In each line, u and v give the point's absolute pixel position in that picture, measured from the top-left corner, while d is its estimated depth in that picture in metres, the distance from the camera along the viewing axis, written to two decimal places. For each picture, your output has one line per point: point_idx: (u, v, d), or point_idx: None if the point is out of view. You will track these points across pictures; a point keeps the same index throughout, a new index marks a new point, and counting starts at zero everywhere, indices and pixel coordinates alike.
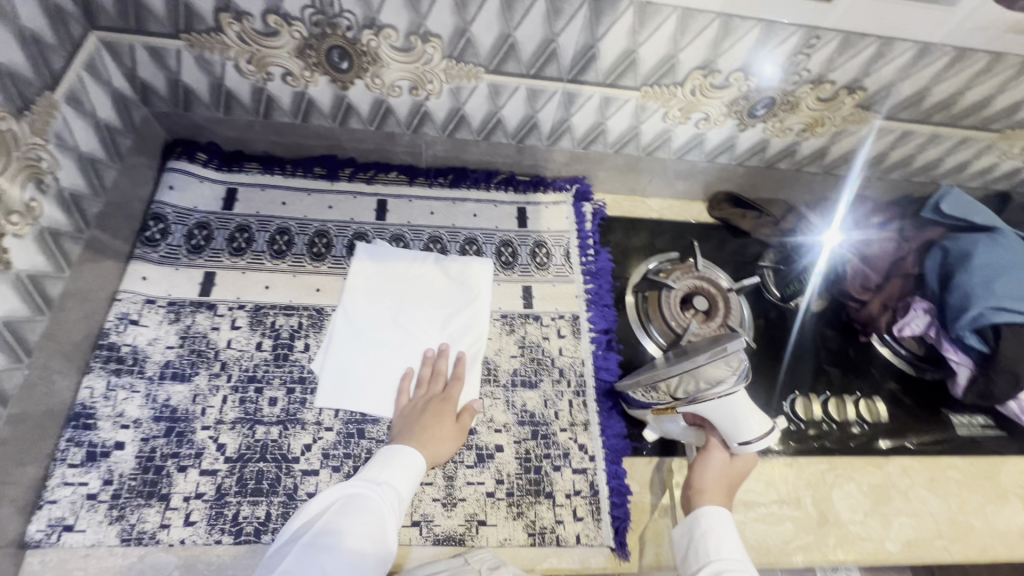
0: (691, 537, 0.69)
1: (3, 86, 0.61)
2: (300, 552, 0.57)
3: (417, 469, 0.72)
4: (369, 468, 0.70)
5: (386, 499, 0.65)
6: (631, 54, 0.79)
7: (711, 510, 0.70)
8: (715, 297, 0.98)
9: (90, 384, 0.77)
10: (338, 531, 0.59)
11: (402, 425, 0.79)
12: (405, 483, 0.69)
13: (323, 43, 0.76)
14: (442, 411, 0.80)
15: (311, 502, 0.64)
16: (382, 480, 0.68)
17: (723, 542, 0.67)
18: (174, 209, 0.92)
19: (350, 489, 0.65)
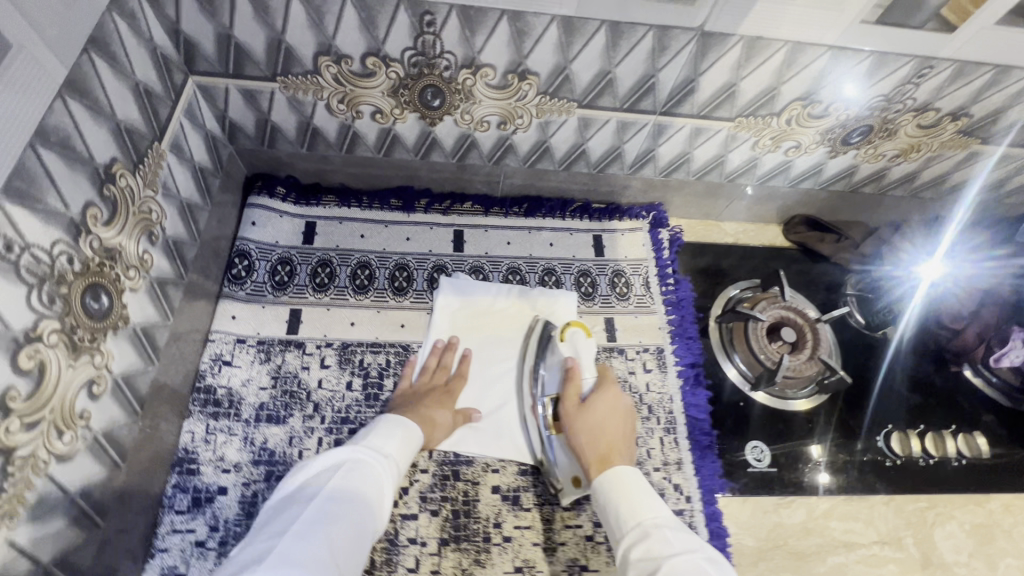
0: (606, 515, 0.66)
1: (123, 143, 0.60)
2: (313, 515, 0.58)
3: (416, 440, 0.74)
4: (374, 435, 0.71)
5: (386, 469, 0.67)
6: (731, 87, 0.77)
7: (603, 479, 0.68)
8: (803, 328, 0.94)
9: (191, 428, 0.78)
10: (346, 499, 0.61)
11: (397, 405, 0.79)
12: (405, 454, 0.71)
13: (418, 82, 0.75)
14: (440, 397, 0.81)
15: (318, 458, 0.65)
16: (385, 450, 0.69)
17: (629, 507, 0.64)
18: (257, 245, 0.92)
19: (357, 455, 0.66)
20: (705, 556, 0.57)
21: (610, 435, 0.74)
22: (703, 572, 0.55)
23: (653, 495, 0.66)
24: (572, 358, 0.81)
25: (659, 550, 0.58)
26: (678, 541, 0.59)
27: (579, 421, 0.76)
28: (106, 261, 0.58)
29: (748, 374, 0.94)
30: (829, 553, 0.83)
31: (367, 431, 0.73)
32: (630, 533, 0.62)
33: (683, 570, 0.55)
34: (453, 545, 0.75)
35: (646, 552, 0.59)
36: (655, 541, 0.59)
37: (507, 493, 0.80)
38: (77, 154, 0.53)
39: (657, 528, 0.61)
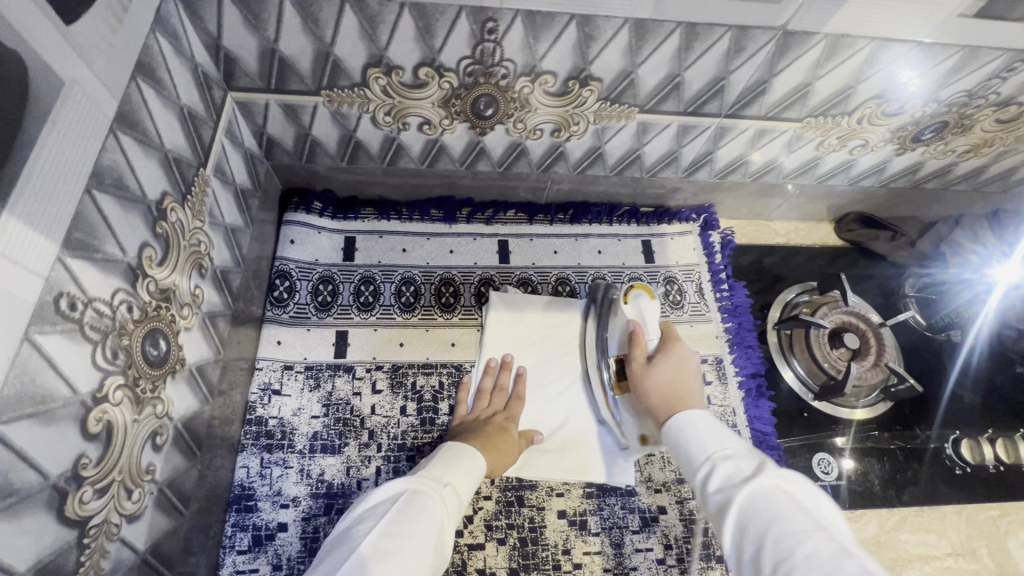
0: (680, 453, 0.61)
1: (172, 174, 0.56)
2: (371, 548, 0.51)
3: (479, 471, 0.67)
4: (433, 465, 0.64)
5: (449, 502, 0.60)
6: (805, 88, 0.72)
7: (673, 421, 0.63)
8: (866, 334, 0.91)
9: (245, 462, 0.74)
10: (408, 530, 0.53)
11: (459, 433, 0.75)
12: (466, 486, 0.64)
13: (472, 92, 0.70)
14: (502, 423, 0.77)
15: (377, 489, 0.59)
16: (445, 480, 0.62)
17: (700, 440, 0.59)
18: (297, 265, 0.87)
19: (415, 484, 0.60)
20: (786, 473, 0.51)
21: (677, 384, 0.69)
22: (784, 493, 0.48)
23: (727, 429, 0.60)
24: (634, 320, 0.77)
25: (737, 477, 0.52)
26: (755, 464, 0.53)
27: (645, 380, 0.71)
28: (163, 303, 0.54)
29: (809, 381, 0.90)
30: (904, 567, 0.81)
31: (425, 463, 0.66)
32: (704, 465, 0.56)
33: (760, 495, 0.49)
34: (522, 575, 0.73)
35: (722, 480, 0.53)
36: (727, 469, 0.54)
37: (573, 518, 0.77)
38: (131, 193, 0.49)
39: (732, 458, 0.55)
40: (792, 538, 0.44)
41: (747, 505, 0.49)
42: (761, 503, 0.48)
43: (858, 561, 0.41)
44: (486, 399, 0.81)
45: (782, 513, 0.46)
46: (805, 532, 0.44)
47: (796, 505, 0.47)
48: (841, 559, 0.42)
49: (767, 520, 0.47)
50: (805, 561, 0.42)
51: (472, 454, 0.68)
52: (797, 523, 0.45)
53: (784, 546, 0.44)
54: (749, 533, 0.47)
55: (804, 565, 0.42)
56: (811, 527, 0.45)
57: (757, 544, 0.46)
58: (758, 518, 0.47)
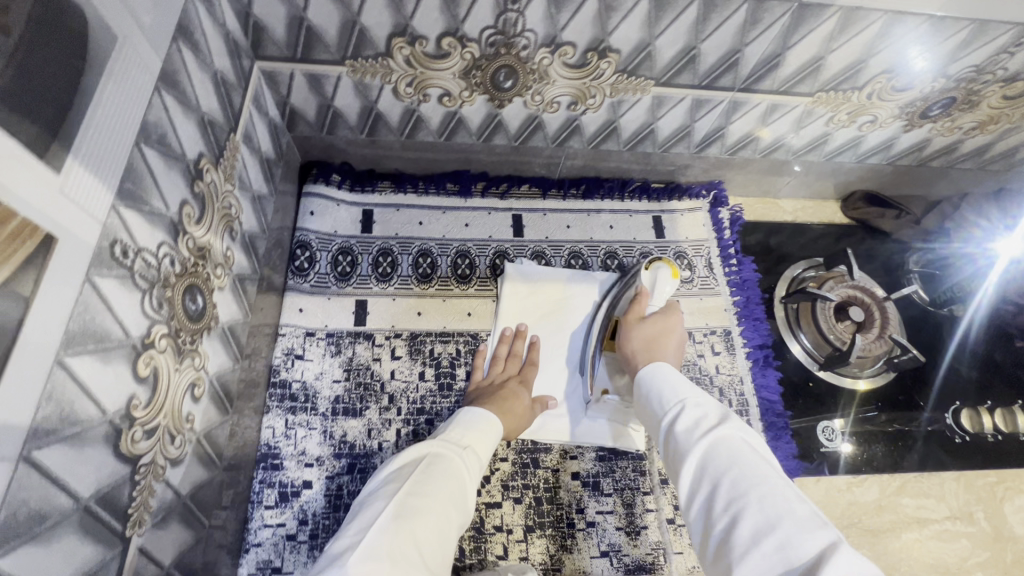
0: (646, 398, 0.63)
1: (207, 136, 0.58)
2: (398, 508, 0.52)
3: (495, 432, 0.69)
4: (453, 430, 0.66)
5: (469, 466, 0.62)
6: (818, 61, 0.74)
7: (647, 368, 0.66)
8: (871, 307, 0.93)
9: (271, 423, 0.77)
10: (434, 495, 0.54)
11: (475, 396, 0.78)
12: (485, 449, 0.66)
13: (493, 63, 0.72)
14: (517, 387, 0.79)
15: (400, 453, 0.60)
16: (464, 443, 0.64)
17: (668, 389, 0.61)
18: (317, 235, 0.89)
19: (435, 449, 0.61)
20: (743, 425, 0.54)
21: (660, 341, 0.73)
22: (743, 443, 0.52)
23: (690, 381, 0.62)
24: (644, 287, 0.77)
25: (701, 423, 0.55)
26: (717, 415, 0.56)
27: (634, 332, 0.74)
28: (200, 261, 0.56)
29: (815, 353, 0.93)
30: (904, 529, 0.84)
31: (446, 426, 0.67)
32: (670, 411, 0.59)
33: (721, 443, 0.52)
34: (538, 532, 0.76)
35: (687, 426, 0.55)
36: (693, 416, 0.56)
37: (586, 479, 0.80)
38: (173, 151, 0.51)
39: (698, 406, 0.58)
40: (749, 482, 0.47)
41: (709, 450, 0.52)
42: (722, 450, 0.51)
43: (809, 509, 0.45)
44: (501, 363, 0.83)
45: (741, 461, 0.49)
46: (762, 478, 0.48)
47: (753, 454, 0.50)
48: (792, 504, 0.45)
49: (726, 466, 0.50)
50: (758, 504, 0.46)
51: (484, 413, 0.70)
52: (757, 470, 0.48)
53: (740, 489, 0.47)
54: (709, 476, 0.50)
55: (757, 508, 0.45)
56: (768, 476, 0.48)
57: (714, 486, 0.49)
58: (718, 463, 0.50)
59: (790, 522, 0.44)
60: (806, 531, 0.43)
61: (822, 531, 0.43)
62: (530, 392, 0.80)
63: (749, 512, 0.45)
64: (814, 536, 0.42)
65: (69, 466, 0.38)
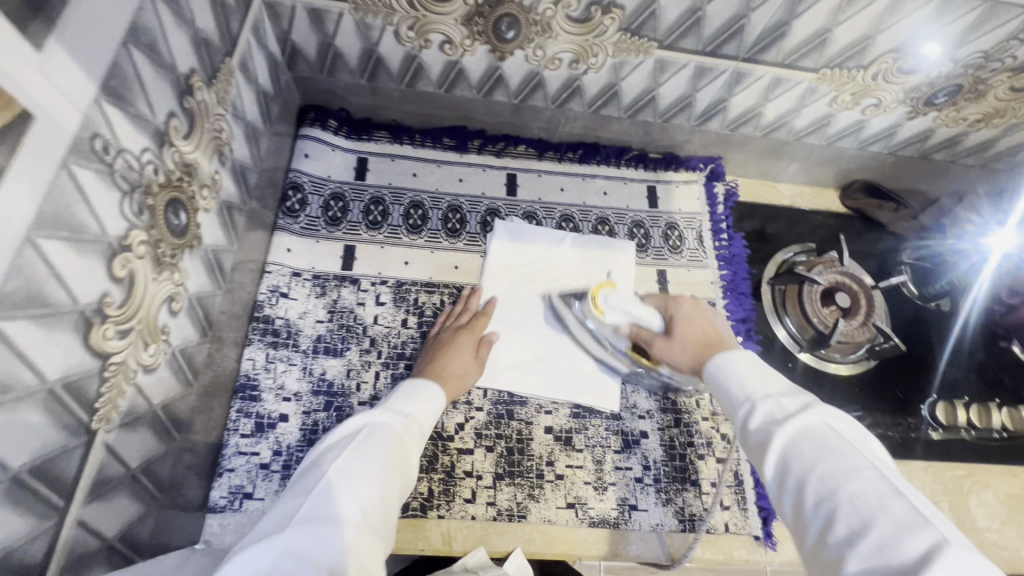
0: (719, 393, 0.60)
1: (201, 53, 0.58)
2: (337, 474, 0.50)
3: (439, 405, 0.69)
4: (394, 399, 0.65)
5: (411, 432, 0.61)
6: (824, 34, 0.73)
7: (712, 367, 0.63)
8: (858, 295, 0.93)
9: (251, 356, 0.78)
10: (374, 459, 0.53)
11: (424, 356, 0.78)
12: (427, 418, 0.66)
13: (496, 11, 0.72)
14: (463, 339, 0.79)
15: (339, 425, 0.58)
16: (404, 410, 0.63)
17: (741, 381, 0.58)
18: (310, 178, 0.89)
19: (378, 418, 0.60)
20: (830, 411, 0.51)
21: (702, 335, 0.70)
22: (830, 432, 0.48)
23: (772, 369, 0.59)
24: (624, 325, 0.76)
25: (779, 414, 0.52)
26: (796, 403, 0.53)
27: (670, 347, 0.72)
28: (185, 177, 0.57)
29: (799, 337, 0.94)
30: None
31: (386, 398, 0.66)
32: (744, 405, 0.55)
33: (805, 437, 0.48)
34: (507, 480, 0.77)
35: (763, 421, 0.52)
36: (772, 408, 0.53)
37: (559, 434, 0.81)
38: (163, 60, 0.51)
39: (773, 398, 0.54)
40: (841, 477, 0.44)
41: (792, 445, 0.48)
42: (808, 443, 0.48)
43: (906, 501, 0.41)
44: (452, 321, 0.83)
45: (832, 454, 0.46)
46: (852, 472, 0.44)
47: (847, 446, 0.46)
48: (888, 499, 0.41)
49: (812, 461, 0.46)
50: (850, 501, 0.42)
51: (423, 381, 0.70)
52: (848, 462, 0.45)
53: (830, 484, 0.44)
54: (794, 473, 0.47)
55: (850, 504, 0.42)
56: (860, 466, 0.44)
57: (799, 481, 0.46)
58: (805, 457, 0.47)
59: (888, 518, 0.40)
60: (906, 530, 0.39)
61: (924, 529, 0.38)
62: (475, 342, 0.80)
63: (841, 509, 0.42)
64: (919, 536, 0.38)
65: (35, 345, 0.39)
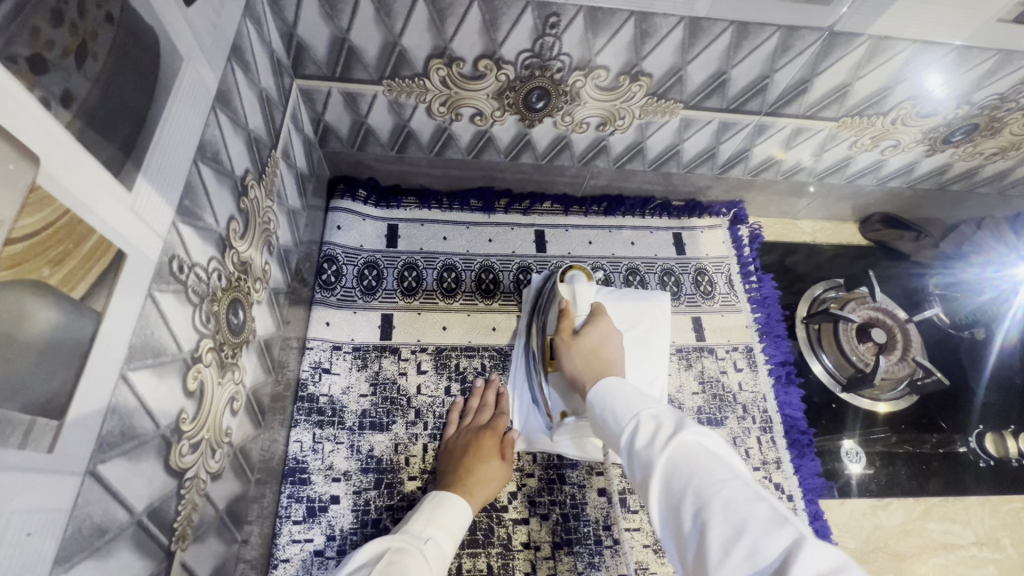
0: (603, 416, 0.59)
1: (252, 153, 0.59)
2: None
3: (465, 523, 0.67)
4: (415, 521, 0.64)
5: (429, 559, 0.59)
6: (844, 88, 0.75)
7: (607, 382, 0.62)
8: (892, 330, 0.94)
9: (298, 437, 0.77)
10: None
11: (446, 460, 0.75)
12: (450, 540, 0.64)
13: (527, 84, 0.74)
14: (485, 436, 0.76)
15: (358, 551, 0.58)
16: (426, 535, 0.62)
17: (623, 401, 0.58)
18: (344, 249, 0.90)
19: (398, 545, 0.59)
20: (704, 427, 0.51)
21: (604, 357, 0.68)
22: (701, 448, 0.49)
23: (649, 391, 0.59)
24: (565, 301, 0.77)
25: (659, 434, 0.52)
26: (674, 421, 0.53)
27: (573, 348, 0.70)
28: (242, 275, 0.57)
29: (837, 374, 0.94)
30: (930, 555, 0.84)
31: (408, 518, 0.66)
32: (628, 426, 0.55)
33: (681, 452, 0.49)
34: (566, 549, 0.75)
35: (643, 441, 0.52)
36: (652, 427, 0.53)
37: (613, 495, 0.79)
38: (224, 168, 0.52)
39: (654, 415, 0.54)
40: (711, 488, 0.45)
41: (669, 464, 0.49)
42: (683, 462, 0.48)
43: (769, 505, 0.43)
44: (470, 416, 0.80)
45: (701, 469, 0.47)
46: (722, 481, 0.45)
47: (715, 459, 0.47)
48: (754, 504, 0.43)
49: (688, 477, 0.47)
50: (721, 510, 0.43)
51: (455, 498, 0.68)
52: (714, 474, 0.46)
53: (703, 497, 0.45)
54: (673, 495, 0.47)
55: (722, 514, 0.43)
56: (728, 477, 0.46)
57: (678, 502, 0.46)
58: (681, 477, 0.47)
59: (755, 523, 0.41)
60: (771, 530, 0.40)
61: (786, 526, 0.41)
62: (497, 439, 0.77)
63: (714, 520, 0.43)
64: (781, 533, 0.40)
65: (127, 480, 0.38)
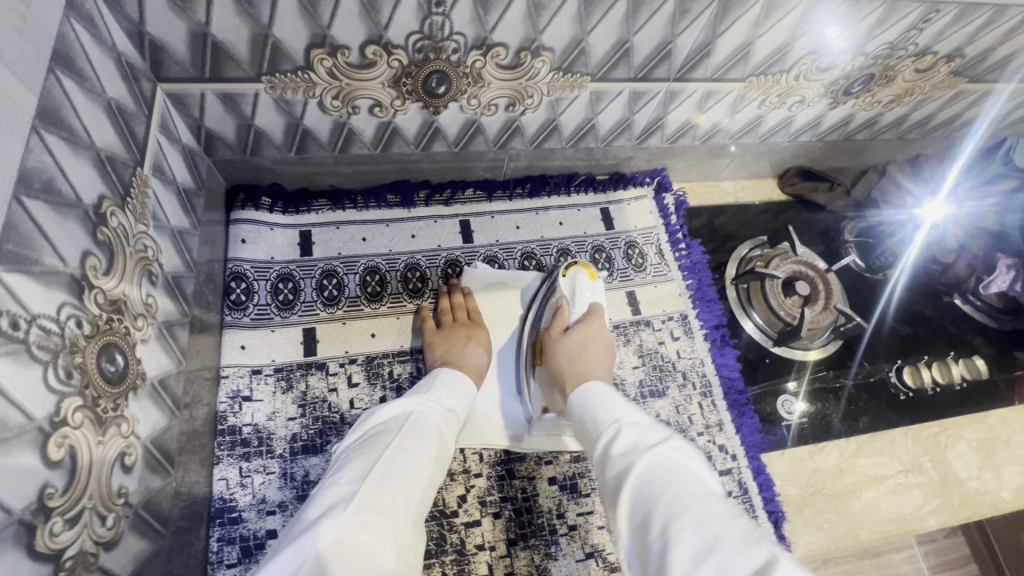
0: (583, 423, 0.62)
1: (108, 175, 0.52)
2: (388, 464, 0.54)
3: (467, 393, 0.71)
4: (437, 386, 0.67)
5: (449, 424, 0.64)
6: (746, 47, 0.75)
7: (588, 389, 0.66)
8: (815, 281, 0.98)
9: (223, 475, 0.71)
10: (416, 452, 0.57)
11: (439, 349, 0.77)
12: (462, 409, 0.68)
13: (423, 69, 0.69)
14: (473, 332, 0.80)
15: (385, 405, 0.62)
16: (448, 404, 0.66)
17: (605, 410, 0.60)
18: (252, 264, 0.83)
19: (423, 408, 0.63)
20: (686, 445, 0.53)
21: (594, 355, 0.73)
22: (679, 462, 0.51)
23: (631, 403, 0.62)
24: (564, 297, 0.80)
25: (641, 444, 0.54)
26: (657, 433, 0.55)
27: (560, 344, 0.74)
28: (115, 315, 0.50)
29: (768, 330, 0.96)
30: (864, 489, 0.89)
31: (427, 380, 0.69)
32: (608, 433, 0.57)
33: (660, 462, 0.51)
34: (522, 544, 0.74)
35: (622, 448, 0.54)
36: (632, 436, 0.55)
37: (564, 482, 0.79)
38: (64, 199, 0.45)
39: (636, 426, 0.57)
40: (685, 500, 0.46)
41: (645, 473, 0.50)
42: (661, 470, 0.50)
43: (745, 525, 0.44)
44: (447, 317, 0.82)
45: (676, 482, 0.48)
46: (695, 497, 0.46)
47: (692, 477, 0.49)
48: (729, 522, 0.44)
49: (661, 487, 0.48)
50: (693, 524, 0.44)
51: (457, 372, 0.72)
52: (690, 490, 0.47)
53: (674, 510, 0.46)
54: (642, 501, 0.48)
55: (692, 529, 0.44)
56: (704, 493, 0.47)
57: (648, 514, 0.47)
58: (655, 484, 0.49)
59: (728, 541, 0.42)
60: (742, 549, 0.41)
61: (759, 547, 0.41)
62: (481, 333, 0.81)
63: (686, 533, 0.43)
64: (754, 551, 0.41)
65: None
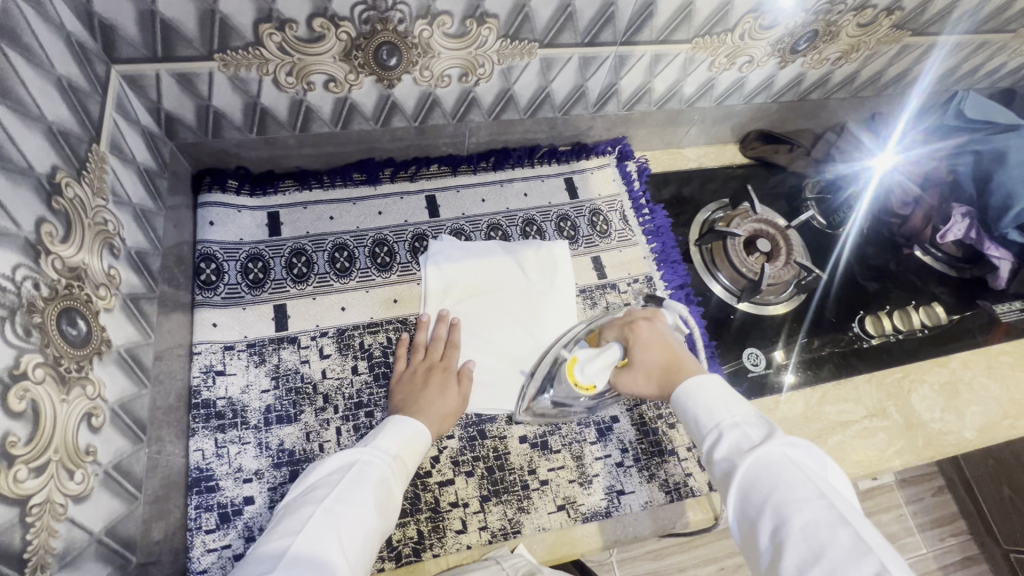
0: (683, 418, 0.61)
1: (60, 147, 0.53)
2: (323, 516, 0.53)
3: (421, 445, 0.68)
4: (384, 435, 0.66)
5: (394, 472, 0.63)
6: (687, 7, 0.77)
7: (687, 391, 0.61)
8: (776, 238, 1.00)
9: (199, 446, 0.73)
10: (355, 505, 0.56)
11: (406, 391, 0.76)
12: (414, 460, 0.67)
13: (372, 41, 0.71)
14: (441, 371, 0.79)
15: (324, 459, 0.60)
16: (394, 452, 0.64)
17: (707, 407, 0.58)
18: (221, 245, 0.84)
19: (367, 457, 0.61)
20: (794, 441, 0.52)
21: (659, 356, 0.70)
22: (789, 461, 0.50)
23: (733, 393, 0.60)
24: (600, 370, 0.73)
25: (744, 446, 0.53)
26: (761, 433, 0.54)
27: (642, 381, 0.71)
28: (74, 282, 0.52)
29: (733, 289, 0.99)
30: (830, 435, 0.91)
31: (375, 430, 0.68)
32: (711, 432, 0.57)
33: (767, 462, 0.51)
34: (494, 500, 0.76)
35: (727, 449, 0.54)
36: (734, 438, 0.55)
37: (534, 441, 0.81)
38: (14, 164, 0.47)
39: (738, 426, 0.55)
40: (793, 506, 0.47)
41: (751, 474, 0.51)
42: (766, 473, 0.50)
43: (852, 530, 0.44)
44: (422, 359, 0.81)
45: (786, 484, 0.48)
46: (805, 500, 0.47)
47: (800, 476, 0.49)
48: (837, 530, 0.44)
49: (767, 489, 0.49)
50: (802, 530, 0.45)
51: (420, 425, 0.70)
52: (799, 494, 0.47)
53: (784, 513, 0.47)
54: (750, 502, 0.50)
55: (801, 535, 0.45)
56: (813, 497, 0.47)
57: (759, 513, 0.48)
58: (762, 486, 0.49)
59: (837, 550, 0.43)
60: (853, 559, 0.42)
61: (867, 558, 0.41)
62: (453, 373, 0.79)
63: (795, 539, 0.45)
64: (862, 562, 0.41)
65: None
